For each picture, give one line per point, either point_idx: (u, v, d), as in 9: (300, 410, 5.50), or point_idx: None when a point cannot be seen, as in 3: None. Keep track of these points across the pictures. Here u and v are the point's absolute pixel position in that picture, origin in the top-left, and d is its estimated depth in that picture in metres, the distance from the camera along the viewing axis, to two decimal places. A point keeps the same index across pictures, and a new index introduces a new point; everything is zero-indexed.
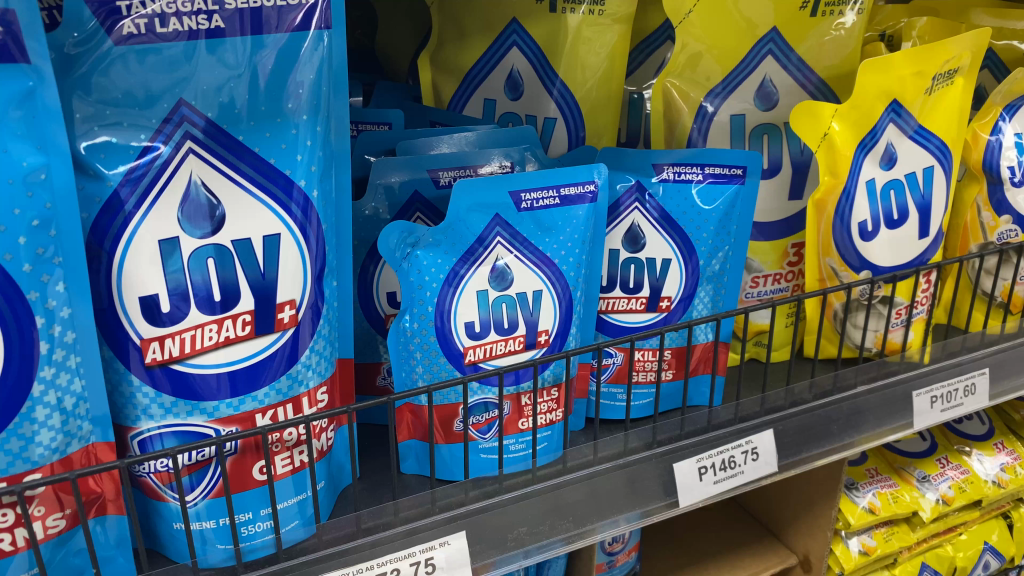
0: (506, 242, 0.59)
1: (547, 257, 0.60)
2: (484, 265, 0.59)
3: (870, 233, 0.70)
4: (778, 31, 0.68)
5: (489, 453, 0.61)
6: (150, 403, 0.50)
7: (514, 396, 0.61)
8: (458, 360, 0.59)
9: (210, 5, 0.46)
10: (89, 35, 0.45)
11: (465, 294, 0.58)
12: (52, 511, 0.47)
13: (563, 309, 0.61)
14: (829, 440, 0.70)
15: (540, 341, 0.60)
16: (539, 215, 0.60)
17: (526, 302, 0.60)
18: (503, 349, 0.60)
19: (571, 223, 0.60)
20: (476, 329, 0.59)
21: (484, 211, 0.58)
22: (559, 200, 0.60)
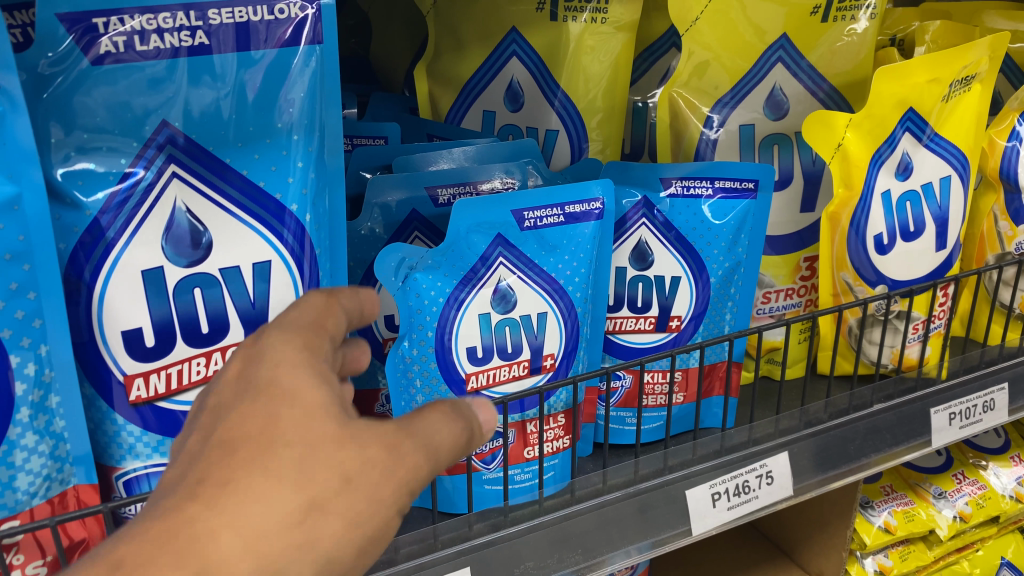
0: (509, 263, 0.56)
1: (552, 277, 0.57)
2: (485, 288, 0.56)
3: (886, 246, 0.67)
4: (788, 38, 0.65)
5: (493, 483, 0.59)
6: (135, 441, 0.47)
7: (519, 423, 0.59)
8: (459, 387, 0.56)
9: (193, 21, 0.43)
10: (64, 55, 0.42)
11: (468, 316, 0.56)
12: (33, 559, 0.44)
13: (569, 332, 0.58)
14: (846, 462, 0.67)
15: (545, 365, 0.58)
16: (542, 235, 0.57)
17: (530, 324, 0.57)
18: (506, 375, 0.57)
19: (577, 242, 0.58)
20: (479, 355, 0.56)
21: (485, 230, 0.56)
22: (564, 218, 0.58)
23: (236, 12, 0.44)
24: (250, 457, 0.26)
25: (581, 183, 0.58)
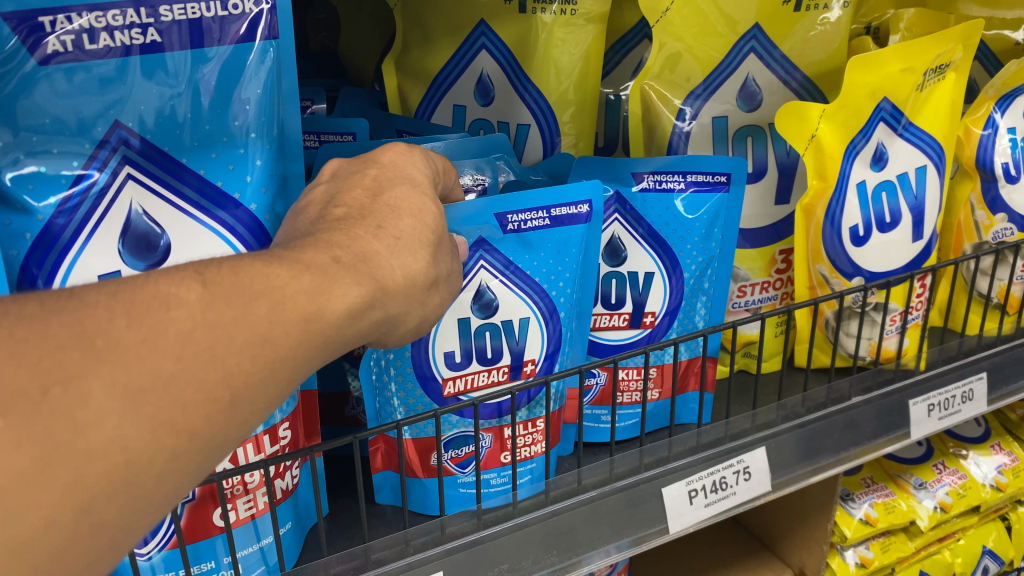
0: (491, 267, 0.55)
1: (535, 281, 0.56)
2: (468, 292, 0.54)
3: (862, 238, 0.67)
4: (760, 27, 0.64)
5: (467, 487, 0.58)
6: None
7: (495, 428, 0.58)
8: (436, 392, 0.55)
9: (144, 18, 0.42)
10: (8, 55, 0.40)
11: (445, 324, 0.54)
12: None
13: (550, 335, 0.57)
14: (825, 455, 0.67)
15: (526, 370, 0.57)
16: (526, 237, 0.56)
17: (512, 330, 0.56)
18: (485, 380, 0.56)
19: (561, 245, 0.57)
20: (457, 359, 0.55)
21: (468, 234, 0.54)
22: (550, 221, 0.56)
23: (188, 8, 0.43)
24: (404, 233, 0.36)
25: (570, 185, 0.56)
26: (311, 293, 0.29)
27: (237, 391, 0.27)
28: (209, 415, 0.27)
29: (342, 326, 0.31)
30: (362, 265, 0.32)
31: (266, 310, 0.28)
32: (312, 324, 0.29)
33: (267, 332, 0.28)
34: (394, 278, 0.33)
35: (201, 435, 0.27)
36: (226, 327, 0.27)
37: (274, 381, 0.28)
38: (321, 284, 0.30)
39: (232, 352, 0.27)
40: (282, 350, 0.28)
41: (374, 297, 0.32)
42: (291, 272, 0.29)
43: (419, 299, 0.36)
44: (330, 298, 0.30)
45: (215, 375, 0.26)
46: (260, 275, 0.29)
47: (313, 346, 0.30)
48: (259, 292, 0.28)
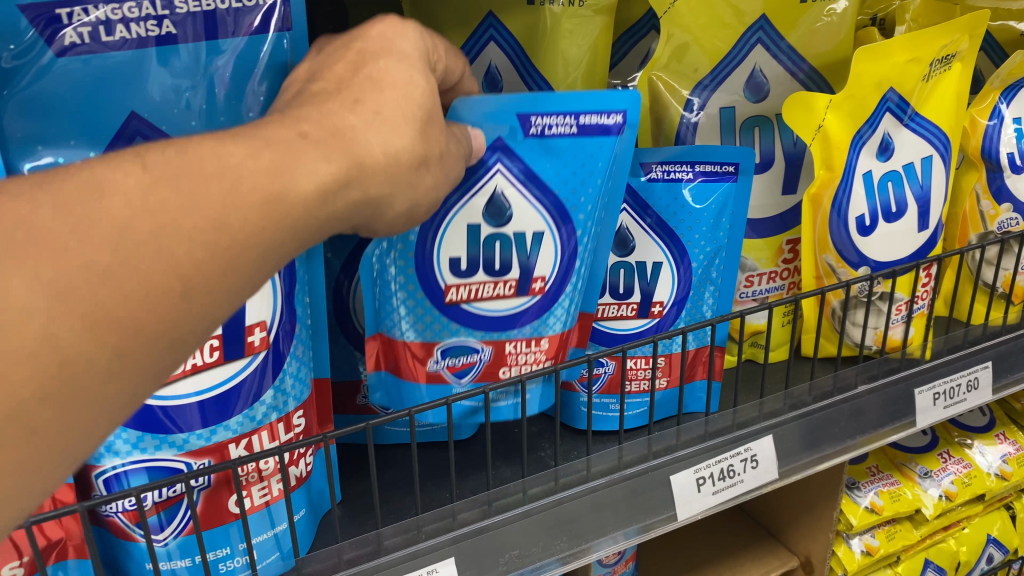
0: (508, 174, 0.52)
1: (554, 194, 0.53)
2: (478, 197, 0.52)
3: (868, 227, 0.67)
4: (766, 18, 0.65)
5: (463, 397, 0.57)
6: (114, 438, 0.45)
7: (496, 342, 0.56)
8: (437, 297, 0.54)
9: (159, 10, 0.43)
10: (26, 47, 0.41)
11: (452, 229, 0.53)
12: (8, 559, 0.44)
13: (564, 255, 0.55)
14: (832, 443, 0.68)
15: (534, 288, 0.55)
16: (548, 143, 0.52)
17: (523, 244, 0.54)
18: (491, 292, 0.54)
19: (589, 158, 0.53)
20: (462, 267, 0.54)
21: (487, 132, 0.51)
22: (577, 129, 0.52)
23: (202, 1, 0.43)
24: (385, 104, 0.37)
25: (604, 92, 0.51)
26: (271, 173, 0.31)
27: (188, 279, 0.29)
28: (162, 302, 0.28)
29: (311, 207, 0.33)
30: (334, 141, 0.34)
31: (219, 193, 0.30)
32: (275, 205, 0.31)
33: (221, 216, 0.29)
34: (373, 156, 0.35)
35: (155, 321, 0.28)
36: (174, 213, 0.28)
37: (234, 268, 0.30)
38: (284, 163, 0.32)
39: (180, 242, 0.28)
40: (240, 236, 0.30)
41: (349, 175, 0.34)
42: (247, 153, 0.31)
43: (406, 179, 0.38)
44: (293, 180, 0.32)
45: (162, 264, 0.28)
46: (216, 158, 0.30)
47: (277, 231, 0.32)
48: (209, 175, 0.30)
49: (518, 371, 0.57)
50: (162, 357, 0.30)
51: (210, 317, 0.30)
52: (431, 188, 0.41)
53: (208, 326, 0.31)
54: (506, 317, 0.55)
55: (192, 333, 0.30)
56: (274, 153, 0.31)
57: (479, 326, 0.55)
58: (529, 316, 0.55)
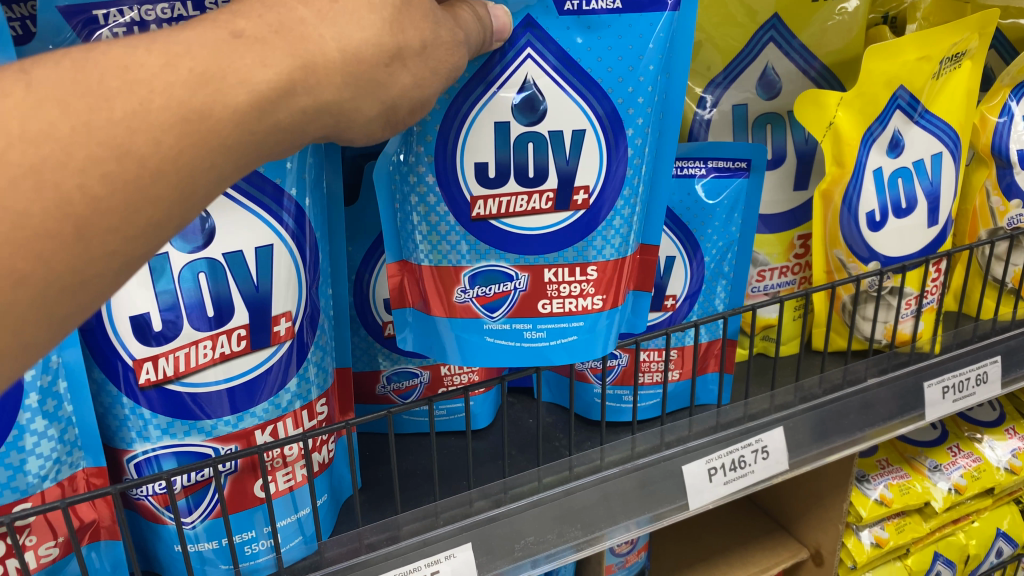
0: (540, 61, 0.48)
1: (597, 85, 0.49)
2: (506, 90, 0.48)
3: (878, 223, 0.68)
4: (779, 18, 0.66)
5: (496, 336, 0.52)
6: (145, 424, 0.47)
7: (533, 268, 0.51)
8: (463, 211, 0.50)
9: (191, 11, 0.44)
10: (66, 46, 0.43)
11: (479, 125, 0.49)
12: (44, 540, 0.46)
13: (610, 154, 0.50)
14: (842, 434, 0.69)
15: (575, 200, 0.50)
16: (587, 20, 0.48)
17: (561, 144, 0.49)
18: (524, 206, 0.50)
19: (633, 36, 0.48)
20: (491, 175, 0.49)
21: (513, 8, 0.47)
22: (620, 4, 0.48)
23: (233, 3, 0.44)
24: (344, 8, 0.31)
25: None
26: (194, 88, 0.27)
27: (84, 219, 0.25)
28: (55, 249, 0.25)
29: (243, 123, 0.28)
30: (277, 41, 0.29)
31: (121, 113, 0.25)
32: (194, 126, 0.27)
33: (125, 140, 0.25)
34: (328, 59, 0.30)
35: (55, 272, 0.25)
36: (63, 142, 0.24)
37: (150, 201, 0.27)
38: (209, 70, 0.27)
39: (70, 176, 0.24)
40: (150, 164, 0.26)
41: (295, 80, 0.30)
42: (162, 63, 0.26)
43: (374, 77, 0.33)
44: (219, 95, 0.27)
45: (52, 203, 0.24)
46: (121, 76, 0.26)
47: (203, 153, 0.27)
48: (110, 93, 0.25)
49: (561, 306, 0.51)
50: (74, 300, 0.26)
51: (130, 258, 0.27)
52: (412, 87, 0.35)
53: (131, 269, 0.28)
54: (544, 233, 0.51)
55: (104, 274, 0.27)
56: (198, 63, 0.27)
57: (512, 248, 0.51)
58: (574, 234, 0.51)
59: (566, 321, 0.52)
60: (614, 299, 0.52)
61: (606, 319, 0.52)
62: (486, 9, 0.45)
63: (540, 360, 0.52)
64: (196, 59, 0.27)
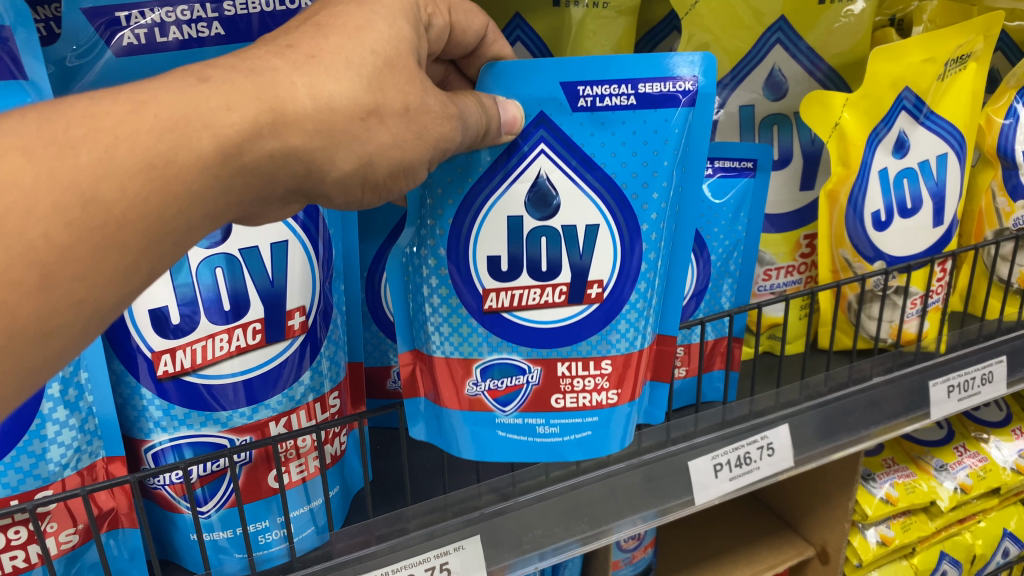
0: (553, 154, 0.47)
1: (610, 180, 0.47)
2: (521, 182, 0.47)
3: (884, 222, 0.69)
4: (786, 20, 0.67)
5: (508, 431, 0.51)
6: (161, 416, 0.49)
7: (547, 360, 0.50)
8: (475, 304, 0.49)
9: (209, 12, 0.45)
10: (88, 47, 0.44)
11: (491, 218, 0.48)
12: (65, 527, 0.47)
13: (624, 254, 0.49)
14: (846, 432, 0.70)
15: (589, 294, 0.49)
16: (601, 116, 0.47)
17: (575, 240, 0.48)
18: (536, 299, 0.49)
19: (649, 132, 0.47)
20: (504, 268, 0.48)
21: (525, 105, 0.46)
22: (635, 99, 0.46)
23: (250, 3, 0.46)
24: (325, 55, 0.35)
25: (660, 54, 0.46)
26: (159, 134, 0.30)
27: (48, 267, 0.29)
28: (21, 296, 0.28)
29: (207, 167, 0.32)
30: (244, 84, 0.33)
31: (87, 161, 0.29)
32: (159, 171, 0.31)
33: (91, 188, 0.29)
34: (300, 105, 0.34)
35: (22, 319, 0.29)
36: (28, 189, 0.28)
37: (116, 248, 0.30)
38: (174, 120, 0.31)
39: (36, 224, 0.28)
40: (115, 211, 0.30)
41: (263, 122, 0.33)
42: (127, 112, 0.30)
43: (350, 132, 0.35)
44: (184, 140, 0.31)
45: (17, 250, 0.28)
46: (88, 123, 0.29)
47: (167, 197, 0.31)
48: (76, 141, 0.29)
49: (575, 401, 0.50)
50: (42, 347, 0.30)
51: (95, 305, 0.31)
52: (390, 145, 0.37)
53: (98, 317, 0.31)
54: (557, 329, 0.49)
55: (73, 322, 0.30)
56: (164, 110, 0.31)
57: (525, 340, 0.50)
58: (587, 329, 0.49)
59: (581, 416, 0.50)
60: (631, 392, 0.51)
61: (624, 412, 0.51)
62: (495, 101, 0.45)
63: (554, 456, 0.51)
64: (160, 107, 0.31)
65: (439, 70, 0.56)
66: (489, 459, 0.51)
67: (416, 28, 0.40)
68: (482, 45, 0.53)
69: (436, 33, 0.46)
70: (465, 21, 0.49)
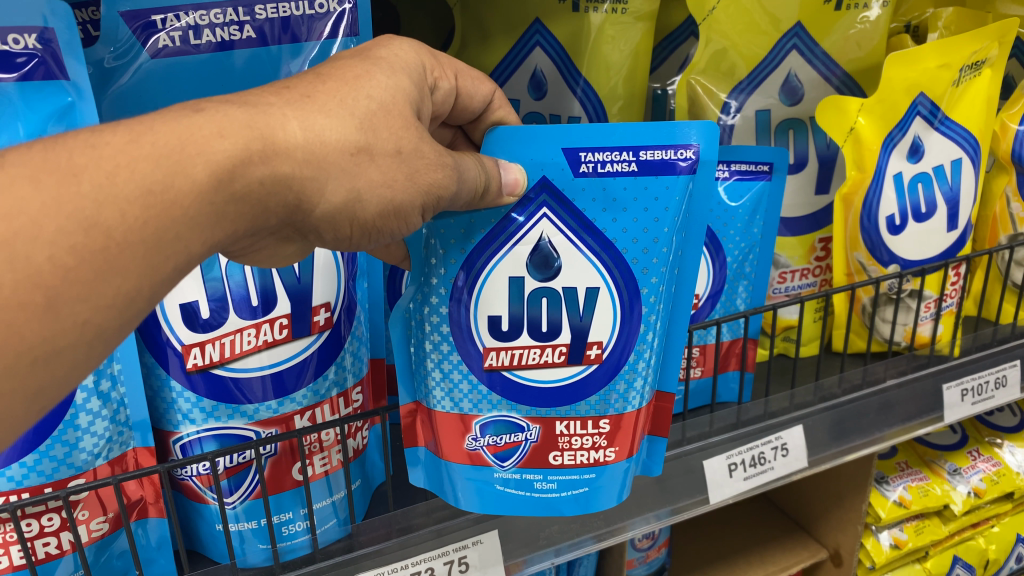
0: (556, 219, 0.46)
1: (612, 245, 0.46)
2: (523, 245, 0.46)
3: (898, 226, 0.70)
4: (802, 26, 0.67)
5: (507, 486, 0.49)
6: (191, 407, 0.50)
7: (545, 420, 0.49)
8: (475, 361, 0.48)
9: (241, 16, 0.47)
10: (125, 48, 0.45)
11: (492, 280, 0.47)
12: (96, 515, 0.49)
13: (624, 317, 0.48)
14: (862, 435, 0.70)
15: (589, 356, 0.48)
16: (604, 183, 0.46)
17: (575, 301, 0.47)
18: (535, 359, 0.48)
19: (650, 199, 0.46)
20: (504, 328, 0.47)
21: (529, 168, 0.45)
22: (637, 166, 0.45)
23: (280, 7, 0.48)
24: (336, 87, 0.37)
25: (668, 123, 0.45)
26: (157, 162, 0.31)
27: (52, 289, 0.30)
28: (25, 317, 0.29)
29: (203, 194, 0.32)
30: (242, 117, 0.33)
31: (88, 187, 0.30)
32: (157, 198, 0.31)
33: (93, 214, 0.30)
34: (289, 136, 0.34)
35: (27, 338, 0.30)
36: (33, 216, 0.29)
37: (117, 273, 0.31)
38: (169, 148, 0.32)
39: (42, 248, 0.29)
40: (116, 234, 0.31)
41: (253, 150, 0.33)
42: (126, 141, 0.31)
43: (342, 168, 0.35)
44: (180, 167, 0.32)
45: (22, 272, 0.29)
46: (89, 152, 0.31)
47: (165, 222, 0.32)
48: (78, 169, 0.30)
49: (573, 458, 0.49)
50: (49, 369, 0.31)
51: (98, 327, 0.32)
52: (380, 183, 0.37)
53: (100, 343, 0.32)
54: (556, 389, 0.48)
55: (77, 343, 0.31)
56: (160, 138, 0.32)
57: (525, 399, 0.48)
58: (587, 388, 0.48)
59: (578, 473, 0.49)
60: (628, 448, 0.50)
61: (619, 469, 0.50)
62: (496, 164, 0.44)
63: (548, 510, 0.50)
64: (158, 136, 0.32)
65: (447, 134, 0.57)
66: (491, 511, 0.50)
67: (419, 86, 0.41)
68: (488, 110, 0.54)
69: (442, 96, 0.46)
70: (471, 88, 0.50)
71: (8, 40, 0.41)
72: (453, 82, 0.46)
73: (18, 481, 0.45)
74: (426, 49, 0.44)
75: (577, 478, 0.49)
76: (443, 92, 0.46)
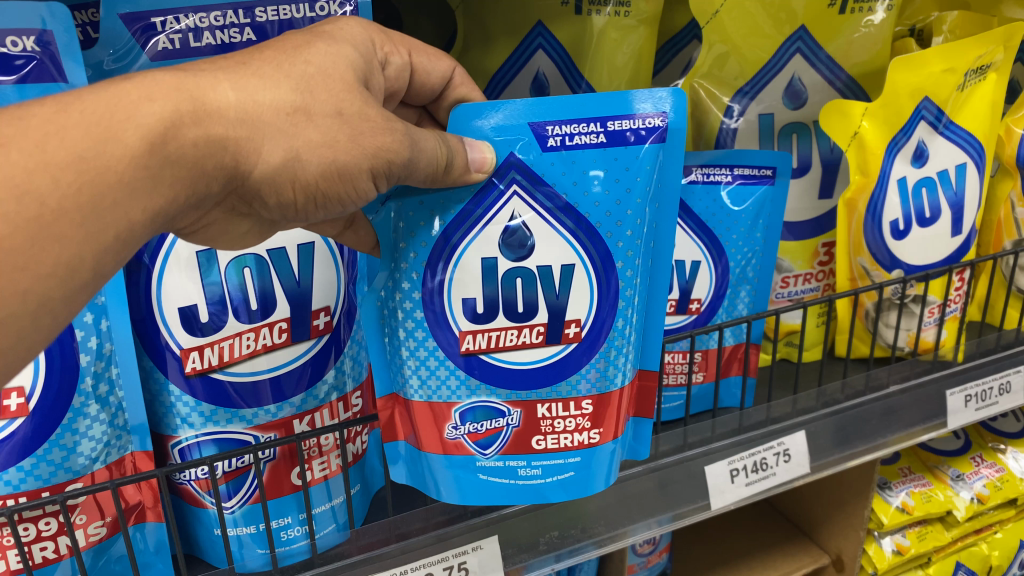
0: (525, 195, 0.45)
1: (589, 223, 0.46)
2: (493, 225, 0.46)
3: (903, 231, 0.69)
4: (806, 30, 0.67)
5: (490, 474, 0.49)
6: (190, 411, 0.50)
7: (527, 403, 0.48)
8: (452, 347, 0.47)
9: (242, 19, 0.47)
10: (124, 52, 0.45)
11: (464, 263, 0.46)
12: (93, 519, 0.48)
13: (604, 293, 0.47)
14: (863, 440, 0.70)
15: (568, 335, 0.48)
16: (571, 156, 0.45)
17: (551, 279, 0.47)
18: (513, 341, 0.47)
19: (621, 169, 0.46)
20: (479, 310, 0.47)
21: (497, 146, 0.45)
22: (605, 137, 0.45)
23: (280, 10, 0.47)
24: (275, 55, 0.37)
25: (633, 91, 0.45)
26: (87, 130, 0.32)
27: None
28: None
29: (137, 160, 0.33)
30: (173, 83, 0.34)
31: (18, 156, 0.31)
32: (88, 163, 0.32)
33: (24, 181, 0.31)
34: (221, 97, 0.35)
35: None
36: None
37: (54, 239, 0.32)
38: (100, 117, 0.33)
39: None
40: (49, 202, 0.31)
41: (183, 111, 0.34)
42: (53, 112, 0.32)
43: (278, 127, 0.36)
44: (112, 135, 0.32)
45: None
46: (16, 122, 0.32)
47: (99, 188, 0.33)
48: (6, 139, 0.31)
49: (557, 442, 0.48)
50: None
51: (41, 297, 0.33)
52: (321, 143, 0.37)
53: (49, 309, 0.33)
54: (536, 370, 0.48)
55: (21, 313, 0.32)
56: (89, 107, 0.33)
57: (504, 384, 0.48)
58: (565, 369, 0.48)
59: (564, 457, 0.49)
60: (614, 429, 0.49)
61: (607, 450, 0.49)
62: (462, 142, 0.43)
63: (536, 497, 0.49)
64: (86, 105, 0.33)
65: (412, 113, 0.57)
66: (473, 502, 0.50)
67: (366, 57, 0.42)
68: (448, 87, 0.54)
69: (394, 70, 0.47)
70: (427, 65, 0.51)
71: (6, 42, 0.41)
72: (406, 58, 0.48)
73: (15, 485, 0.45)
74: (377, 26, 0.45)
75: (562, 463, 0.49)
76: (395, 66, 0.47)
